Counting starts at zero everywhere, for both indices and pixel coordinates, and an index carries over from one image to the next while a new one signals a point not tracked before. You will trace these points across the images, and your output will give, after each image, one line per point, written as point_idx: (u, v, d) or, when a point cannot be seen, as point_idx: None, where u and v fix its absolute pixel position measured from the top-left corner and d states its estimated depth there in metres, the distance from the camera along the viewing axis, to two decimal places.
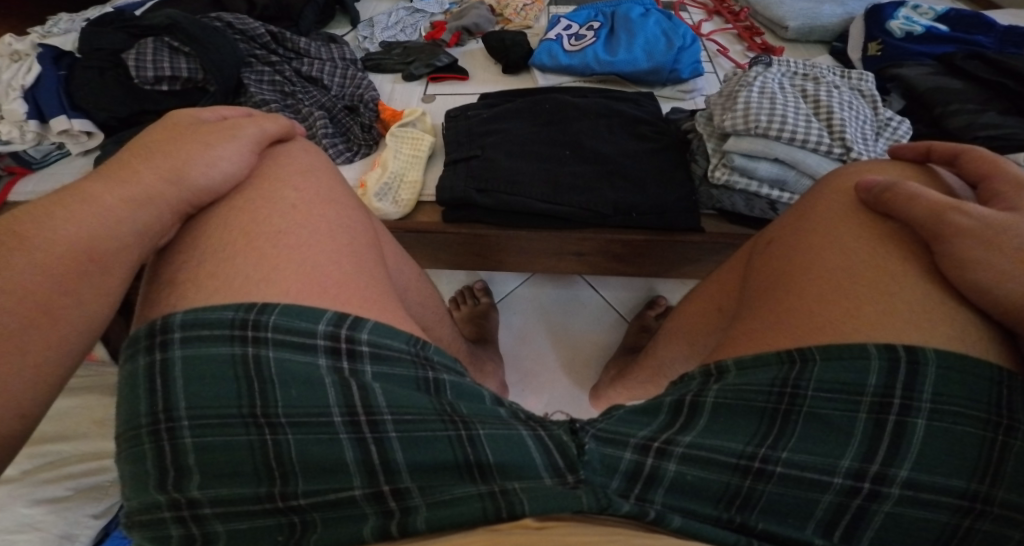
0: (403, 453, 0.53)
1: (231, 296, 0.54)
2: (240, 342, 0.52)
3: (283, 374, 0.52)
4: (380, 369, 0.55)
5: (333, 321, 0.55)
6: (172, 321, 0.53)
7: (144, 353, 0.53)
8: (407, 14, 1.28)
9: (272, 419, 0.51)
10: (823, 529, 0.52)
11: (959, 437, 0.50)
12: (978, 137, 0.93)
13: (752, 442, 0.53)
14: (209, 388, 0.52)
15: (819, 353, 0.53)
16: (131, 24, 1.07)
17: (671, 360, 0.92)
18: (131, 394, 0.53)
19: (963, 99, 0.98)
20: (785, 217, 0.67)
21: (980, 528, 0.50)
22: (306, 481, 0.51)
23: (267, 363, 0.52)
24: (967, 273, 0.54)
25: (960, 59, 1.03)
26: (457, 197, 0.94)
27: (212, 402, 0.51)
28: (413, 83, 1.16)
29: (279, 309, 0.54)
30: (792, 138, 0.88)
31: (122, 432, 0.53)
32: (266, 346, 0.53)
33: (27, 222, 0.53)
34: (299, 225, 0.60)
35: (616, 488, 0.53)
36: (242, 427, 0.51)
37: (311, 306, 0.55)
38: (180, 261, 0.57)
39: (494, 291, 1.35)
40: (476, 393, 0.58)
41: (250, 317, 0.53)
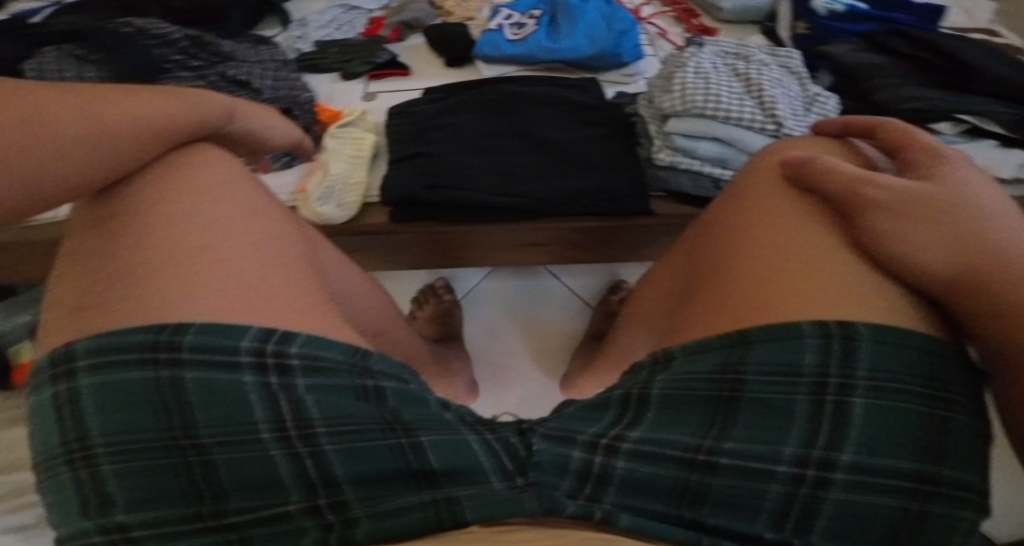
0: (341, 465, 0.51)
1: (147, 316, 0.52)
2: (151, 364, 0.50)
3: (204, 393, 0.50)
4: (315, 380, 0.53)
5: (259, 337, 0.52)
6: (75, 349, 0.51)
7: (49, 385, 0.51)
8: (342, 11, 1.24)
9: (195, 439, 0.49)
10: (773, 524, 0.50)
11: (900, 416, 0.50)
12: (901, 110, 0.93)
13: (699, 434, 0.52)
14: (125, 415, 0.50)
15: (757, 336, 0.53)
16: (28, 31, 1.02)
17: (635, 346, 0.92)
18: (45, 425, 0.51)
19: (885, 73, 0.99)
20: (723, 196, 0.66)
21: (931, 511, 0.50)
22: (240, 497, 0.49)
23: (185, 384, 0.50)
24: (893, 247, 0.53)
25: (881, 36, 1.05)
26: (403, 196, 0.92)
27: (128, 428, 0.49)
28: (353, 82, 1.13)
29: (195, 328, 0.51)
30: (727, 118, 0.88)
31: (40, 461, 0.52)
32: (184, 368, 0.50)
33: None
34: (221, 233, 0.57)
35: (566, 489, 0.52)
36: (162, 449, 0.49)
37: (233, 324, 0.53)
38: (92, 277, 0.55)
39: (458, 287, 1.33)
40: (420, 398, 0.56)
41: (164, 337, 0.51)
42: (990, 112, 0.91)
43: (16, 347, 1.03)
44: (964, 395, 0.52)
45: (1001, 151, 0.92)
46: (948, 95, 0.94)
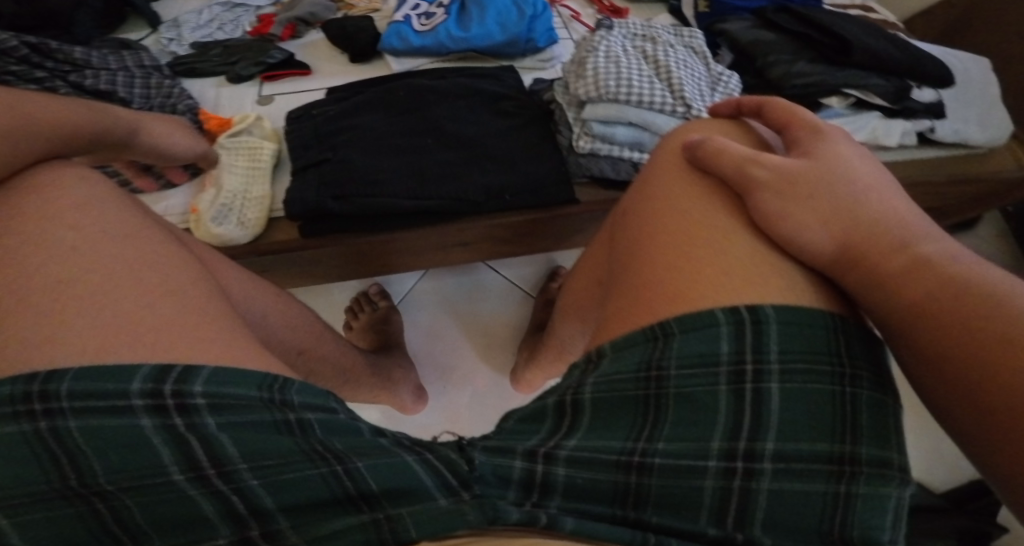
0: (270, 497, 0.48)
1: (26, 362, 0.48)
2: (26, 418, 0.46)
3: (97, 443, 0.46)
4: (224, 418, 0.50)
5: (148, 377, 0.49)
6: None
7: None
8: (224, 10, 1.17)
9: (99, 488, 0.46)
10: (714, 518, 0.50)
11: (807, 393, 0.51)
12: (795, 85, 0.97)
13: (631, 437, 0.52)
14: (5, 472, 0.45)
15: (677, 327, 0.53)
16: None
17: (570, 338, 0.92)
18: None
19: (779, 50, 1.01)
20: (633, 186, 0.67)
21: (857, 493, 0.50)
22: (161, 541, 0.47)
23: (74, 434, 0.46)
24: (786, 230, 0.55)
25: (771, 12, 1.05)
26: (311, 209, 0.87)
27: (18, 482, 0.45)
28: (243, 85, 1.08)
29: (71, 375, 0.48)
30: (640, 101, 0.87)
31: None
32: (66, 416, 0.46)
33: None
34: (97, 269, 0.54)
35: (513, 497, 0.50)
36: (64, 501, 0.46)
37: (118, 364, 0.49)
38: None
39: (393, 293, 1.29)
40: (348, 426, 0.54)
41: (37, 387, 0.47)
42: (871, 85, 0.96)
43: None
44: (867, 365, 0.53)
45: (885, 121, 0.98)
46: (833, 70, 0.98)
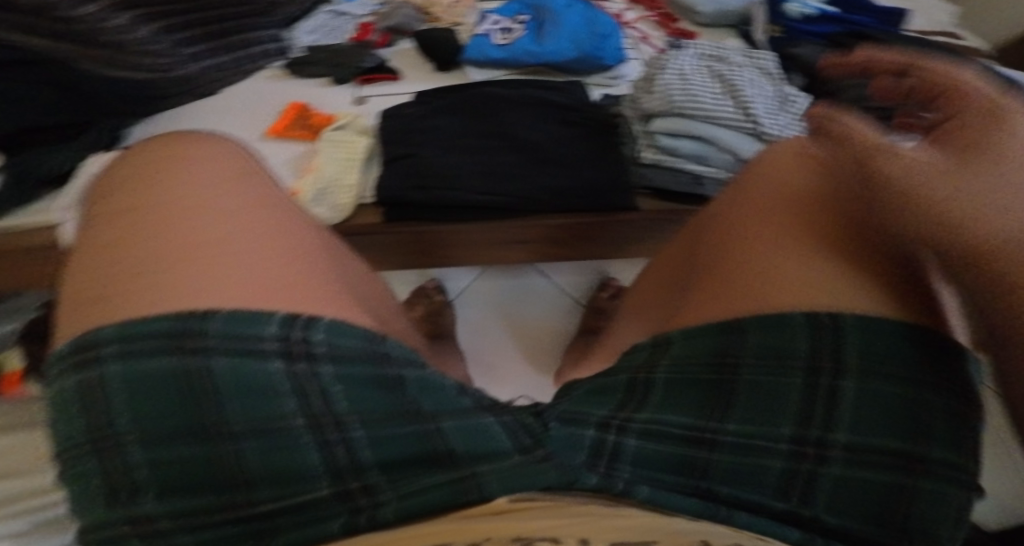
0: (370, 451, 0.53)
1: (175, 304, 0.54)
2: (179, 353, 0.52)
3: (234, 383, 0.53)
4: (342, 369, 0.56)
5: (282, 325, 0.55)
6: (103, 335, 0.53)
7: (77, 373, 0.53)
8: (331, 18, 1.27)
9: (225, 428, 0.52)
10: (781, 494, 0.54)
11: (887, 395, 0.54)
12: (868, 109, 0.97)
13: (700, 417, 0.57)
14: (152, 403, 0.51)
15: (752, 325, 0.58)
16: None
17: (621, 336, 0.94)
18: (69, 415, 0.53)
19: (851, 74, 1.02)
20: (731, 192, 0.70)
21: (923, 486, 0.52)
22: (268, 486, 0.51)
23: (216, 373, 0.52)
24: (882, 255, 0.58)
25: (846, 38, 1.07)
26: (394, 196, 0.95)
27: (159, 418, 0.51)
28: (344, 87, 1.16)
29: (222, 315, 0.54)
30: (707, 117, 0.94)
31: (61, 452, 0.53)
32: (212, 356, 0.52)
33: (97, 233, 0.60)
34: (238, 229, 0.60)
35: (582, 461, 0.55)
36: (192, 439, 0.51)
37: (257, 311, 0.55)
38: (102, 273, 0.57)
39: (448, 289, 1.36)
40: (439, 385, 0.58)
41: (192, 326, 0.53)
42: None
43: None
44: (953, 382, 0.54)
45: None
46: None
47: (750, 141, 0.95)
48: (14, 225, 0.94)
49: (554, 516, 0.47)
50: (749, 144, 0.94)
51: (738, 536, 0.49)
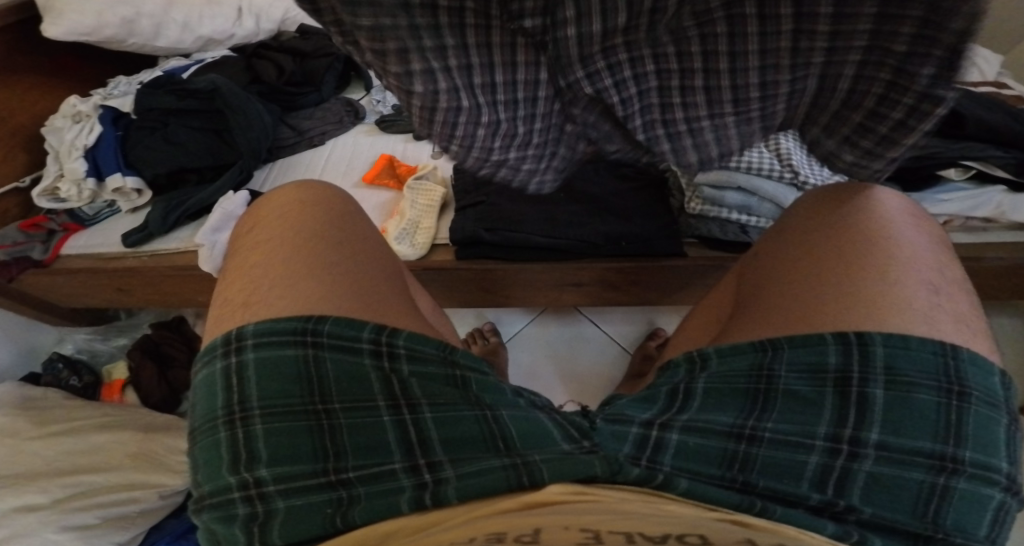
0: (437, 431, 0.61)
1: (297, 312, 0.65)
2: (300, 345, 0.63)
3: (336, 372, 0.62)
4: (416, 367, 0.64)
5: (375, 330, 0.65)
6: (245, 331, 0.64)
7: (221, 358, 0.64)
8: None
9: (328, 406, 0.61)
10: (816, 486, 0.58)
11: (917, 402, 0.59)
12: (908, 157, 1.01)
13: (741, 417, 0.62)
14: (277, 383, 0.61)
15: (786, 342, 0.64)
16: (179, 86, 1.10)
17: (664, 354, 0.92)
18: (209, 393, 0.63)
19: None
20: (768, 234, 0.77)
21: (955, 485, 0.57)
22: (356, 457, 0.60)
23: (325, 363, 0.62)
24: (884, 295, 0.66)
25: None
26: (467, 236, 1.05)
27: (279, 395, 0.61)
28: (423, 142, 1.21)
29: (332, 320, 0.64)
30: (749, 168, 0.99)
31: (198, 426, 0.63)
32: (324, 349, 0.63)
33: (236, 268, 0.72)
34: (342, 255, 0.71)
35: (628, 452, 0.60)
36: (304, 413, 0.60)
37: (359, 320, 0.65)
38: (243, 285, 0.69)
39: (502, 331, 1.39)
40: (498, 388, 0.66)
41: (310, 326, 0.63)
42: (992, 157, 1.00)
43: (108, 368, 1.23)
44: (978, 389, 0.59)
45: (1011, 195, 1.02)
46: (948, 142, 1.02)
47: (791, 191, 1.01)
48: (160, 249, 1.03)
49: (590, 511, 0.53)
50: (789, 193, 0.99)
51: (779, 534, 0.52)
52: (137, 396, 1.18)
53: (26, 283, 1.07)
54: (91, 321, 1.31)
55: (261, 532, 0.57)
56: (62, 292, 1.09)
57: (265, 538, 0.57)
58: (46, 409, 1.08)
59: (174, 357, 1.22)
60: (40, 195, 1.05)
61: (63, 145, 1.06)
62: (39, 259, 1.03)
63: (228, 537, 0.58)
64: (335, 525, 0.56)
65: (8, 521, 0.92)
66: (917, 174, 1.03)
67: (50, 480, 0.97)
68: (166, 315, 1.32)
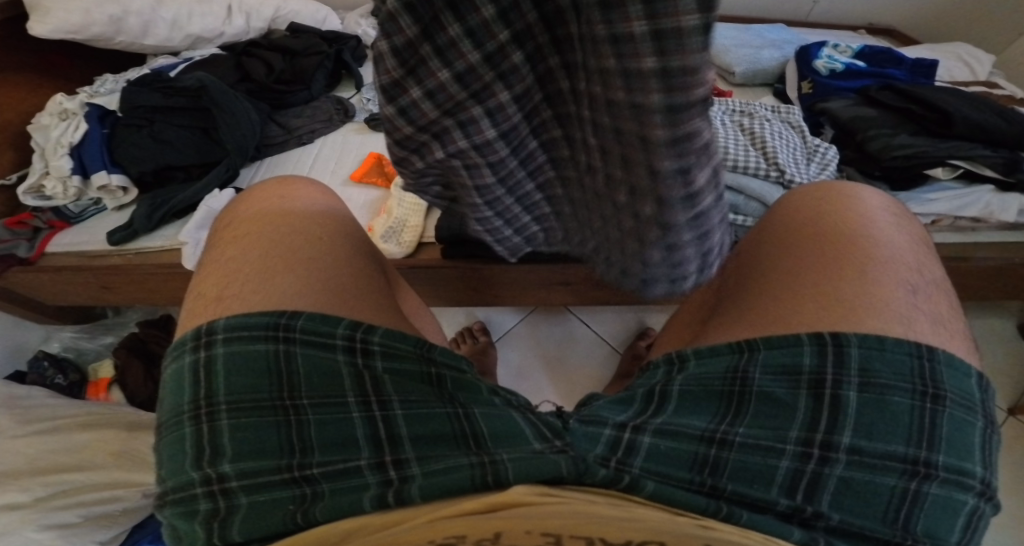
0: (407, 429, 0.60)
1: (270, 307, 0.64)
2: (272, 340, 0.61)
3: (306, 368, 0.61)
4: (389, 364, 0.63)
5: (350, 326, 0.64)
6: (216, 325, 0.63)
7: (190, 352, 0.62)
8: None
9: (296, 402, 0.60)
10: (785, 491, 0.57)
11: (891, 405, 0.58)
12: (895, 156, 0.99)
13: (714, 420, 0.61)
14: (245, 379, 0.60)
15: (763, 343, 0.63)
16: (166, 83, 1.10)
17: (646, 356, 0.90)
18: (177, 387, 0.61)
19: (879, 124, 1.04)
20: (752, 232, 0.75)
21: (928, 490, 0.56)
22: (322, 454, 0.59)
23: (295, 358, 0.61)
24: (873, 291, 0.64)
25: (874, 91, 1.11)
26: (452, 234, 1.02)
27: (246, 391, 0.60)
28: None
29: (305, 315, 0.63)
30: (735, 166, 0.99)
31: (165, 420, 0.61)
32: (295, 344, 0.62)
33: (212, 261, 0.71)
34: (318, 250, 0.70)
35: (599, 453, 0.59)
36: (272, 410, 0.60)
37: (331, 316, 0.64)
38: (217, 278, 0.68)
39: (492, 331, 1.38)
40: (475, 386, 0.65)
41: (282, 321, 0.62)
42: (979, 156, 0.99)
43: (94, 366, 1.23)
44: (954, 393, 0.58)
45: (1000, 195, 1.00)
46: (937, 141, 1.00)
47: (778, 189, 0.99)
48: (144, 247, 1.02)
49: (560, 516, 0.51)
50: (775, 192, 0.99)
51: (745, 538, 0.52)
52: (122, 394, 1.18)
53: (11, 280, 1.06)
54: (80, 320, 1.32)
55: (220, 529, 0.56)
56: (46, 290, 1.09)
57: (225, 536, 0.56)
58: (29, 407, 1.08)
59: (160, 355, 1.22)
60: (26, 192, 1.05)
61: (49, 143, 1.05)
62: (24, 256, 1.02)
63: (191, 534, 0.57)
64: (295, 523, 0.56)
65: None
66: (903, 175, 1.02)
67: (32, 478, 0.97)
68: (153, 313, 1.32)
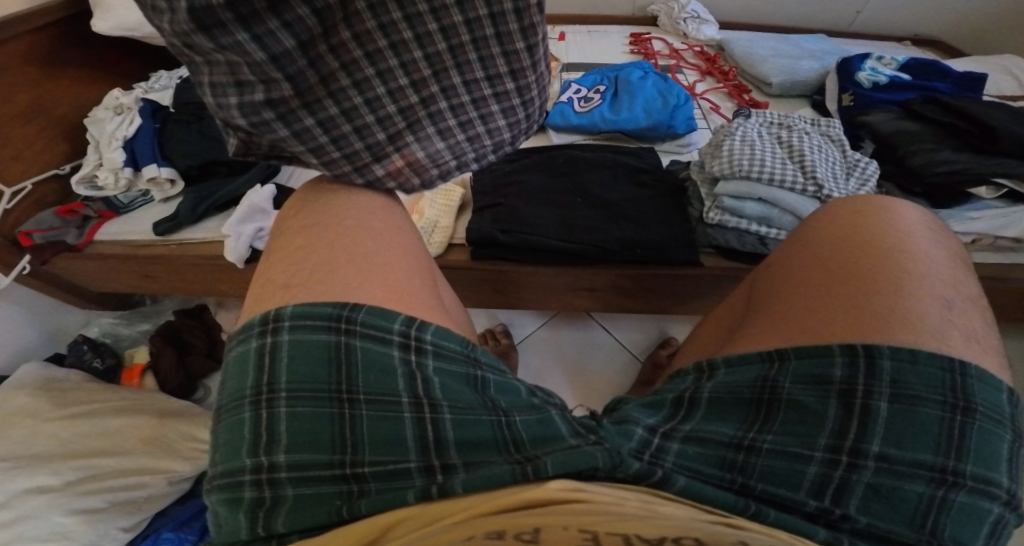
0: (453, 431, 0.62)
1: (330, 298, 0.67)
2: (335, 332, 0.64)
3: (362, 361, 0.64)
4: (440, 364, 0.66)
5: (406, 322, 0.66)
6: (284, 312, 0.65)
7: (257, 337, 0.65)
8: None
9: (352, 396, 0.62)
10: (813, 494, 0.59)
11: (922, 418, 0.59)
12: (937, 172, 1.01)
13: (742, 428, 0.62)
14: (307, 368, 0.63)
15: (793, 353, 0.64)
16: None
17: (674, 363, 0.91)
18: (240, 371, 0.64)
19: (922, 139, 1.06)
20: (789, 240, 0.77)
21: (954, 498, 0.57)
22: (371, 450, 0.61)
23: (355, 351, 0.64)
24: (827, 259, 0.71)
25: (918, 104, 1.11)
26: (483, 236, 1.06)
27: (306, 379, 0.63)
28: None
29: (366, 309, 0.66)
30: (771, 180, 1.01)
31: (224, 404, 0.64)
32: (355, 337, 0.64)
33: (275, 253, 0.73)
34: (377, 245, 0.73)
35: (631, 447, 0.61)
36: (325, 401, 0.62)
37: (389, 309, 0.67)
38: (278, 270, 0.71)
39: (513, 334, 1.40)
40: (514, 388, 0.68)
41: (344, 313, 0.65)
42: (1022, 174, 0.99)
43: (130, 351, 1.27)
44: (986, 407, 0.60)
45: None
46: (980, 157, 1.01)
47: (814, 203, 1.01)
48: (187, 239, 1.06)
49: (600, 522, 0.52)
50: (811, 205, 1.00)
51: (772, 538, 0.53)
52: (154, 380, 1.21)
53: (58, 266, 1.09)
54: (118, 306, 1.35)
55: (264, 518, 0.59)
56: (92, 277, 1.12)
57: (270, 524, 0.59)
58: (67, 390, 1.11)
59: (192, 344, 1.26)
60: (79, 182, 1.09)
61: (104, 136, 1.10)
62: (73, 243, 1.06)
63: (232, 521, 0.60)
64: (340, 515, 0.58)
65: (17, 502, 0.96)
66: (946, 191, 1.03)
67: (64, 462, 1.01)
68: (189, 302, 1.36)
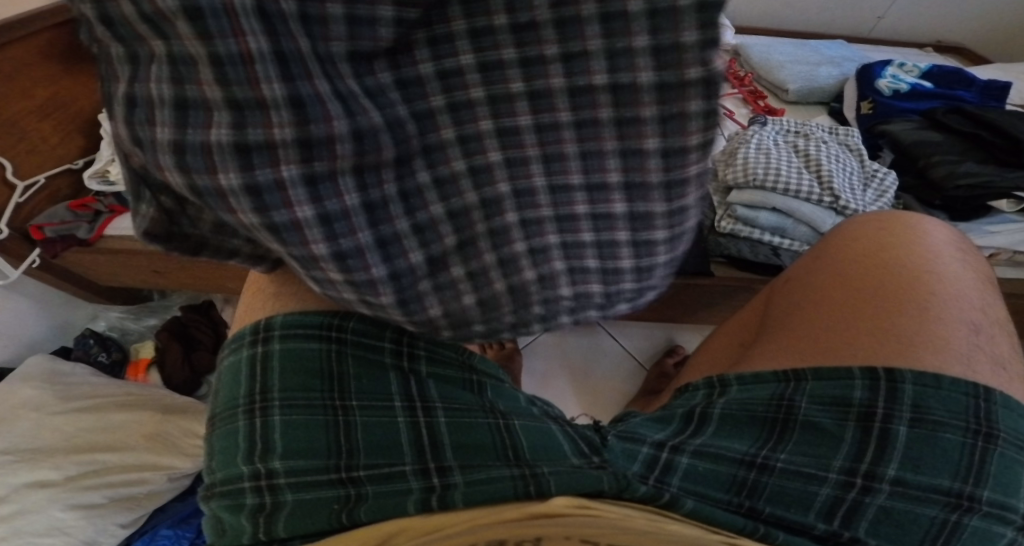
0: (449, 436, 0.62)
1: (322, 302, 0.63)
2: (324, 339, 0.62)
3: (356, 369, 0.62)
4: (433, 369, 0.64)
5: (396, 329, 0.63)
6: (273, 322, 0.63)
7: (247, 347, 0.63)
8: None
9: (345, 402, 0.61)
10: (823, 516, 0.57)
11: (941, 442, 0.57)
12: (958, 185, 0.99)
13: (756, 444, 0.61)
14: (301, 376, 0.61)
15: (811, 374, 0.63)
16: None
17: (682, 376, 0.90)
18: (232, 381, 0.63)
19: (944, 149, 1.04)
20: (806, 258, 0.76)
21: (967, 523, 0.56)
22: (368, 456, 0.60)
23: (345, 358, 0.62)
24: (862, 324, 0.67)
25: (941, 113, 1.10)
26: None
27: (299, 388, 0.61)
28: None
29: (357, 316, 0.63)
30: (786, 190, 0.99)
31: (219, 411, 0.63)
32: (346, 345, 0.62)
33: None
34: None
35: (637, 471, 0.59)
36: (320, 408, 0.61)
37: None
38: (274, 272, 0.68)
39: (519, 337, 1.39)
40: (513, 396, 0.67)
41: (335, 320, 0.62)
42: None
43: (136, 346, 1.27)
44: (1007, 431, 0.58)
45: None
46: (1003, 170, 0.99)
47: (830, 215, 0.99)
48: None
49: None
50: (826, 217, 0.99)
51: None
52: (159, 376, 1.21)
53: (68, 259, 1.11)
54: (127, 300, 1.34)
55: (265, 524, 0.58)
56: (100, 270, 1.13)
57: (270, 531, 0.58)
58: (70, 384, 1.11)
59: (198, 340, 1.26)
60: (90, 176, 1.07)
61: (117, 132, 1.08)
62: (84, 238, 1.06)
63: (235, 527, 0.59)
64: (339, 522, 0.57)
65: (17, 496, 0.95)
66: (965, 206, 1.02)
67: (65, 457, 1.00)
68: (195, 297, 1.36)
